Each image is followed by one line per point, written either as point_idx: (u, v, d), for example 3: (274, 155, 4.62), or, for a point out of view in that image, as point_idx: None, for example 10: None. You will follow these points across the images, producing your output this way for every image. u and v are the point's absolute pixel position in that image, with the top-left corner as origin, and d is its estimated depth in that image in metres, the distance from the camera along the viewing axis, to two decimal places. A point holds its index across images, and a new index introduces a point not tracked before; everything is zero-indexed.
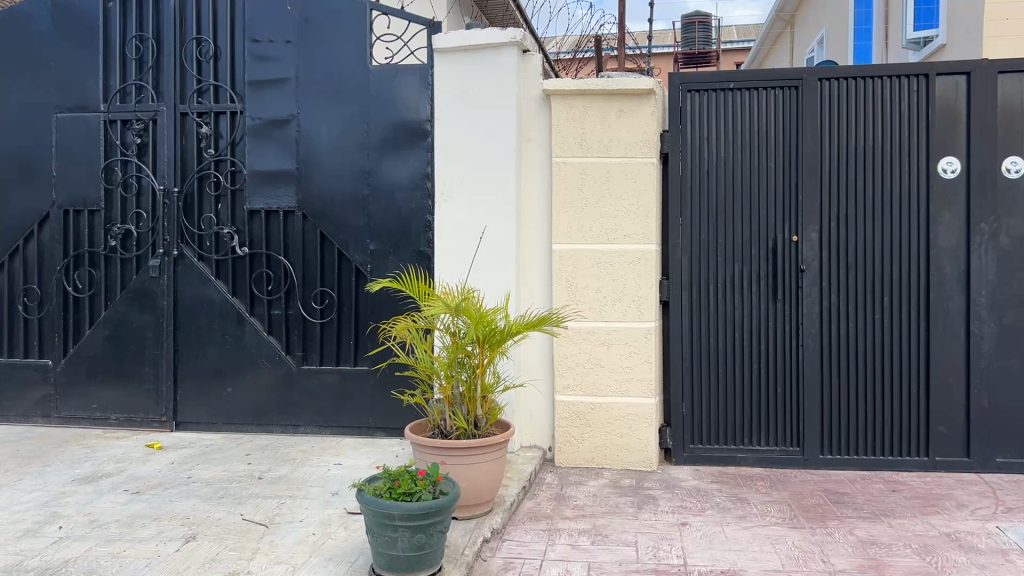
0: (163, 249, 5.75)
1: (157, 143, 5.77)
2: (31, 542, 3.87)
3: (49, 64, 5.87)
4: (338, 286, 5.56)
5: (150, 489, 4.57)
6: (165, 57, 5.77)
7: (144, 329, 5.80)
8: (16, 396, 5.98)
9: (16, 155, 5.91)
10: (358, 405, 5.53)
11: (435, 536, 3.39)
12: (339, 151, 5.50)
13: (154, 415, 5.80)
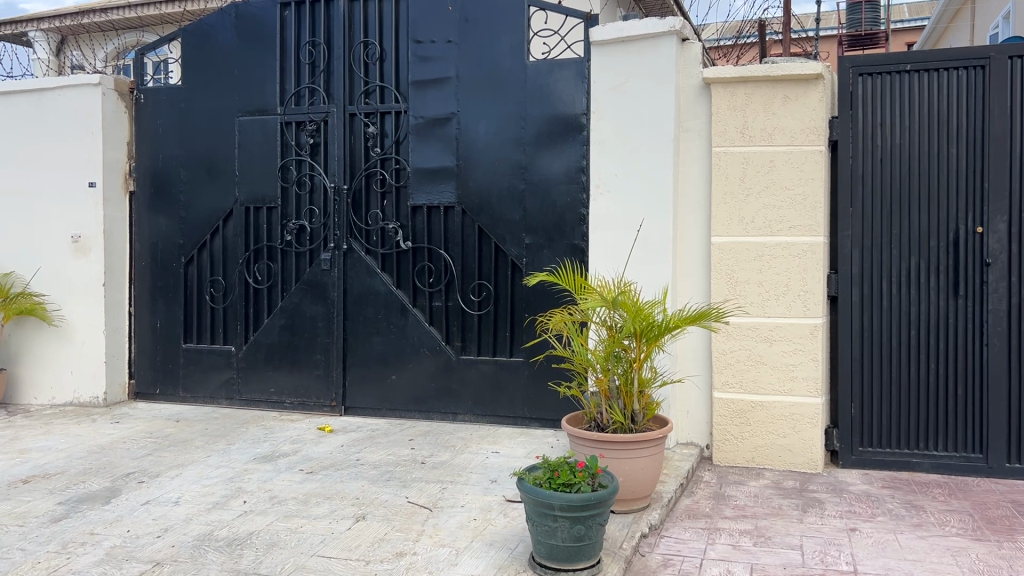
0: (334, 244, 6.08)
1: (328, 143, 6.08)
2: (220, 514, 4.20)
3: (232, 71, 6.33)
4: (495, 279, 5.67)
5: (322, 469, 4.85)
6: (335, 61, 6.07)
7: (316, 319, 6.15)
8: (203, 379, 6.49)
9: (205, 157, 6.41)
10: (515, 396, 5.62)
11: (595, 528, 3.39)
12: (497, 146, 5.60)
13: (325, 400, 6.14)
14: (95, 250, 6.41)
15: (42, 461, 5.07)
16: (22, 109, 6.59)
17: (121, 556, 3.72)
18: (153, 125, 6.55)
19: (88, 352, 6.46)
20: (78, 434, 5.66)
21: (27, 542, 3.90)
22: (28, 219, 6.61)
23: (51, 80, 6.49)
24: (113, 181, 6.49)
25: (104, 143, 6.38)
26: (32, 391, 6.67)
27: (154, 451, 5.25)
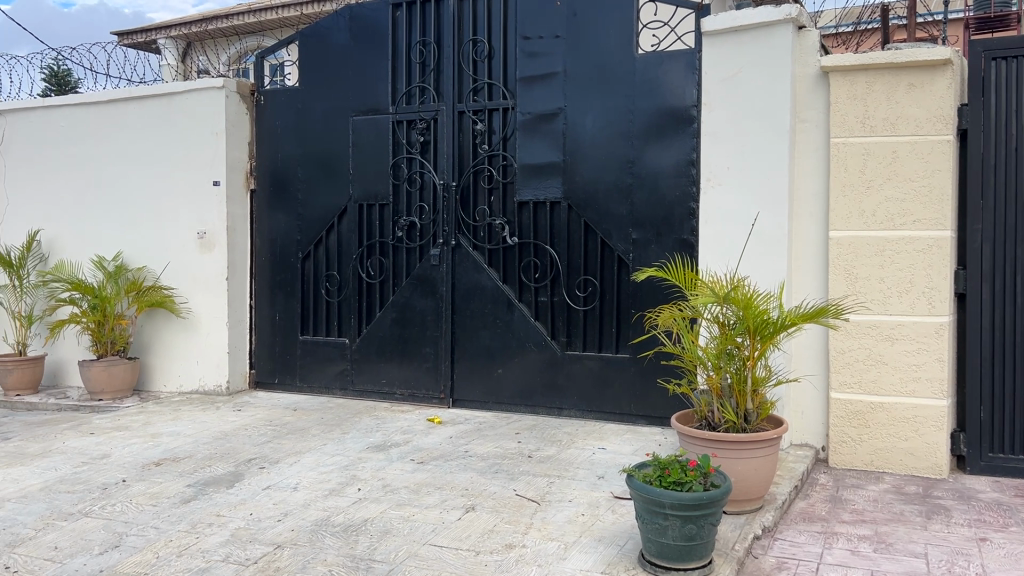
0: (443, 240, 6.18)
1: (438, 141, 6.19)
2: (337, 500, 4.35)
3: (346, 72, 6.52)
4: (601, 275, 5.63)
5: (432, 460, 4.95)
6: (445, 60, 6.17)
7: (425, 313, 6.27)
8: (318, 369, 6.73)
9: (321, 156, 6.63)
10: (622, 393, 5.58)
11: (707, 528, 3.33)
12: (605, 141, 5.57)
13: (434, 392, 6.26)
14: (219, 245, 6.73)
15: (172, 445, 5.37)
16: (153, 113, 6.97)
17: (245, 538, 3.91)
18: (273, 126, 6.84)
19: (212, 343, 6.79)
20: (204, 420, 5.96)
21: (160, 521, 4.14)
22: (159, 216, 6.99)
23: (180, 84, 6.84)
24: (235, 180, 6.80)
25: (227, 143, 6.69)
26: (162, 379, 7.06)
27: (273, 438, 5.48)
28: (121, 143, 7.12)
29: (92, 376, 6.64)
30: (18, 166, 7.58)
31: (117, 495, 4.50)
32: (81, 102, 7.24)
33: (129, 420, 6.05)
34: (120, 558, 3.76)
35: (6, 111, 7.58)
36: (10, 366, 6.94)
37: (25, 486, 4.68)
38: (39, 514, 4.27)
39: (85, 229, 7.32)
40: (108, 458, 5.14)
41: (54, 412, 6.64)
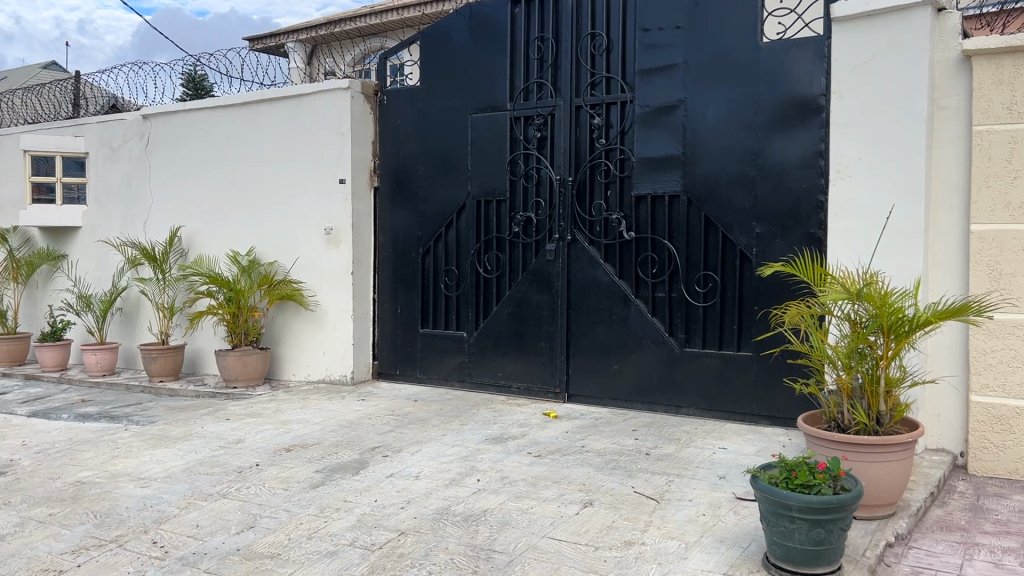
0: (559, 235, 6.20)
1: (555, 136, 6.20)
2: (457, 490, 4.43)
3: (466, 70, 6.63)
4: (722, 270, 5.50)
5: (550, 454, 4.97)
6: (562, 55, 6.17)
7: (541, 308, 6.31)
8: (437, 362, 6.88)
9: (441, 153, 6.78)
10: (743, 391, 5.45)
11: (836, 533, 3.21)
12: (726, 133, 5.44)
13: (550, 387, 6.29)
14: (344, 241, 6.97)
15: (301, 432, 5.61)
16: (284, 114, 7.27)
17: (370, 524, 4.04)
18: (396, 125, 7.05)
19: (337, 334, 7.04)
20: (330, 409, 6.20)
21: (291, 504, 4.34)
22: (288, 213, 7.30)
23: (308, 87, 7.11)
24: (359, 178, 7.02)
25: (352, 143, 6.92)
26: (290, 368, 7.38)
27: (395, 428, 5.63)
28: (254, 144, 7.47)
29: (228, 365, 7.02)
30: (161, 167, 8.07)
31: (252, 478, 4.74)
32: (218, 105, 7.64)
33: (261, 407, 6.36)
34: (255, 538, 3.96)
35: (151, 116, 8.08)
36: (155, 354, 7.42)
37: (169, 467, 4.99)
38: (183, 493, 4.56)
39: (222, 225, 7.74)
40: (243, 442, 5.42)
41: (194, 397, 7.06)
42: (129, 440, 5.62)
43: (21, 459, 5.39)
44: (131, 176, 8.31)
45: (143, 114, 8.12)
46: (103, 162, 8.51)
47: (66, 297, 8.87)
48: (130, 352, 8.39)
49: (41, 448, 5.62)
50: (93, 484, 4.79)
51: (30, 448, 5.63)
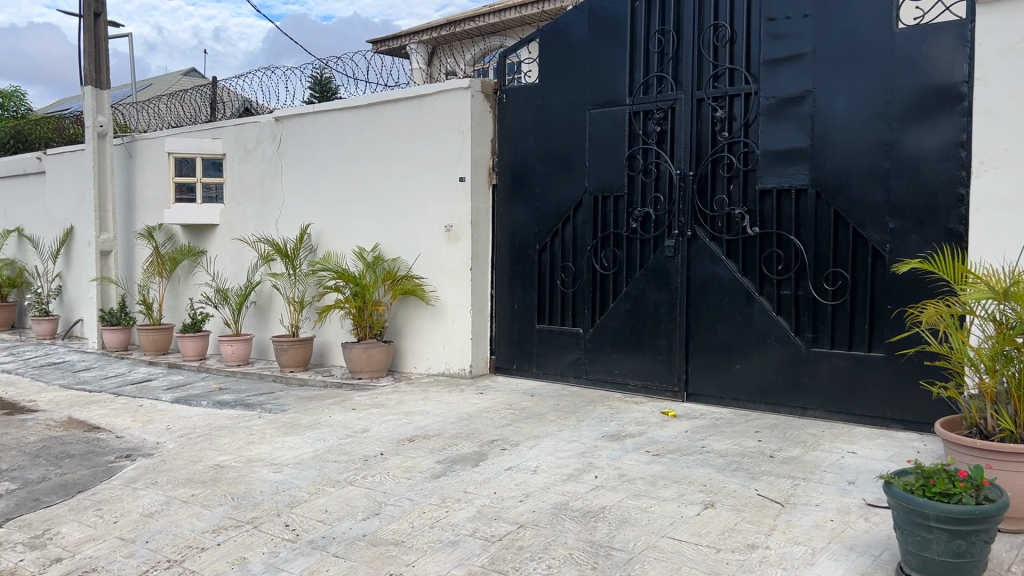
0: (678, 230, 6.10)
1: (675, 130, 6.11)
2: (575, 486, 4.44)
3: (585, 66, 6.62)
4: (852, 267, 5.27)
5: (669, 453, 4.91)
6: (683, 47, 6.06)
7: (660, 305, 6.23)
8: (554, 357, 6.91)
9: (559, 150, 6.80)
10: (874, 393, 5.22)
11: (979, 546, 3.02)
12: (857, 124, 5.22)
13: (668, 385, 6.20)
14: (464, 238, 7.10)
15: (422, 423, 5.75)
16: (406, 114, 7.46)
17: (490, 515, 4.11)
18: (514, 121, 7.12)
19: (457, 329, 7.18)
20: (450, 402, 6.33)
21: (413, 493, 4.46)
22: (410, 211, 7.50)
23: (430, 87, 7.27)
24: (479, 176, 7.13)
25: (472, 141, 7.03)
26: (411, 361, 7.58)
27: (513, 422, 5.70)
28: (378, 143, 7.70)
29: (353, 357, 7.28)
30: (292, 167, 8.44)
31: (377, 466, 4.90)
32: (345, 106, 7.92)
33: (385, 398, 6.56)
34: (380, 525, 4.10)
35: (283, 118, 8.46)
36: (286, 345, 7.78)
37: (299, 453, 5.23)
38: (312, 479, 4.76)
39: (348, 222, 8.02)
40: (368, 432, 5.61)
41: (322, 388, 7.36)
42: (263, 427, 5.92)
43: (167, 442, 5.77)
44: (264, 176, 8.73)
45: (275, 116, 8.51)
46: (239, 163, 8.97)
47: (205, 290, 9.42)
48: (263, 343, 8.83)
49: (184, 432, 5.99)
50: (230, 468, 5.07)
51: (174, 431, 6.02)
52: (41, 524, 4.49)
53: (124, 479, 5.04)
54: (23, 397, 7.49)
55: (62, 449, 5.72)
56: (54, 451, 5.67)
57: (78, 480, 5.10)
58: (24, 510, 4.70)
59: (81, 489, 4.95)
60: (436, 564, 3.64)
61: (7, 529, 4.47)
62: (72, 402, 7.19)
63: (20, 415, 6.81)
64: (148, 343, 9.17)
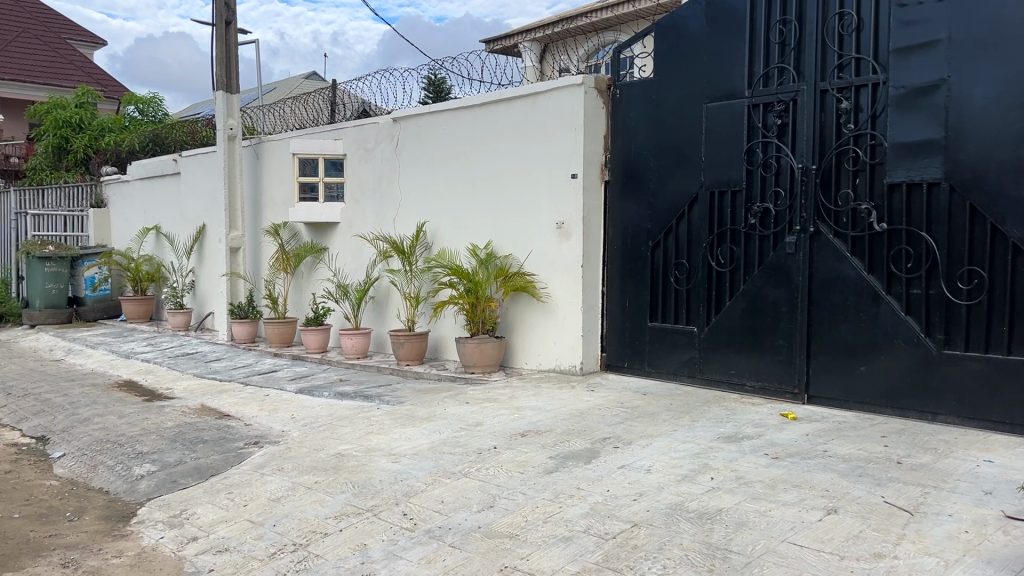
0: (800, 227, 5.91)
1: (797, 123, 5.92)
2: (691, 487, 4.38)
3: (702, 60, 6.51)
4: (990, 266, 4.98)
5: (789, 456, 4.77)
6: (807, 37, 5.87)
7: (779, 304, 6.05)
8: (667, 356, 6.82)
9: (675, 145, 6.71)
10: (1013, 399, 4.91)
11: None
12: (998, 113, 4.92)
13: (787, 386, 6.02)
14: (576, 235, 7.10)
15: (534, 419, 5.79)
16: (520, 112, 7.52)
17: (604, 513, 4.10)
18: (629, 117, 7.06)
19: (569, 326, 7.18)
20: (563, 398, 6.35)
21: (527, 487, 4.50)
22: (523, 208, 7.55)
23: (543, 85, 7.29)
24: (592, 172, 7.12)
25: (585, 137, 7.02)
26: (523, 357, 7.63)
27: (626, 420, 5.66)
28: (492, 141, 7.79)
29: (466, 352, 7.41)
30: (409, 166, 8.64)
31: (490, 460, 4.97)
32: (460, 106, 8.06)
33: (497, 393, 6.64)
34: (495, 517, 4.15)
35: (400, 118, 8.68)
36: (402, 339, 7.99)
37: (416, 445, 5.36)
38: (428, 470, 4.87)
39: (462, 220, 8.16)
40: (482, 426, 5.69)
41: (436, 381, 7.52)
42: (381, 418, 6.10)
43: (291, 431, 6.03)
44: (382, 175, 8.98)
45: (393, 117, 8.74)
46: (359, 163, 9.27)
47: (326, 286, 9.78)
48: (380, 337, 9.09)
49: (307, 422, 6.25)
50: (351, 457, 5.26)
51: (298, 421, 6.28)
52: (179, 504, 4.78)
53: (253, 464, 5.30)
54: (162, 384, 8.00)
55: (196, 434, 6.07)
56: (190, 436, 6.02)
57: (211, 464, 5.40)
58: (164, 490, 5.03)
59: (214, 473, 5.24)
60: (551, 558, 3.66)
61: (149, 508, 4.79)
62: (205, 390, 7.62)
63: (159, 401, 7.27)
64: (273, 336, 9.60)
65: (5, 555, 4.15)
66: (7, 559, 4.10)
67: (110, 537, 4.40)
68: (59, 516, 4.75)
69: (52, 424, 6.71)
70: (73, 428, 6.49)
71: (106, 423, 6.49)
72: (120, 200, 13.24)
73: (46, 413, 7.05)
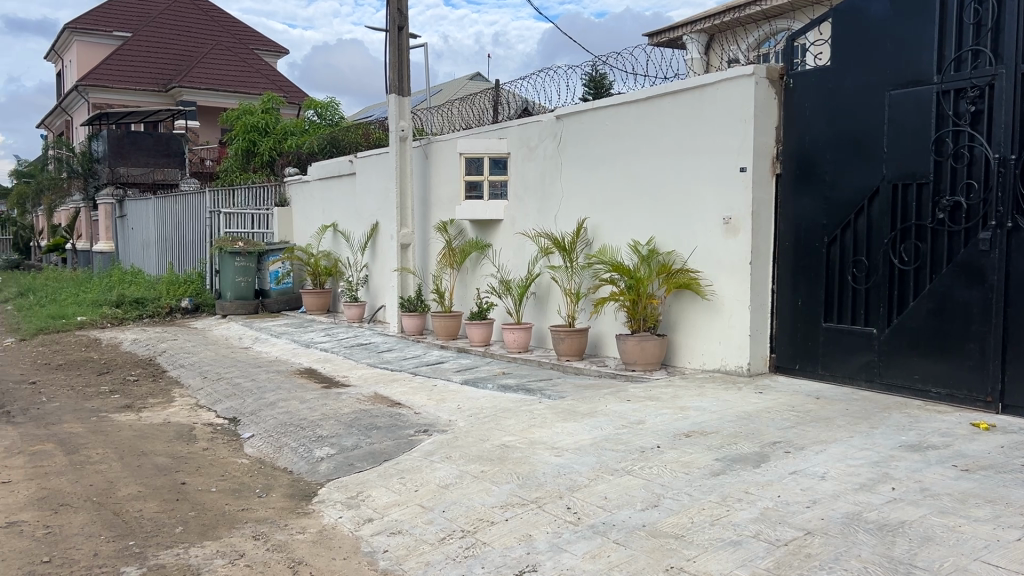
0: (995, 222, 5.46)
1: (994, 109, 5.48)
2: (869, 496, 4.15)
3: (884, 44, 6.15)
4: None
5: (981, 469, 4.42)
6: (1007, 16, 5.41)
7: (971, 305, 5.62)
8: (843, 359, 6.50)
9: (854, 136, 6.38)
10: None
11: None
12: None
13: (979, 394, 5.58)
14: (744, 231, 6.89)
15: (700, 419, 5.67)
16: (686, 106, 7.38)
17: (774, 518, 3.96)
18: (803, 108, 6.78)
19: (736, 325, 6.98)
20: (728, 399, 6.19)
21: (693, 488, 4.42)
22: (687, 204, 7.41)
23: (711, 76, 7.13)
24: (762, 166, 6.88)
25: (755, 129, 6.80)
26: (686, 356, 7.49)
27: (797, 424, 5.45)
28: (656, 136, 7.70)
29: (627, 349, 7.37)
30: (572, 162, 8.69)
31: (655, 459, 4.91)
32: (625, 101, 8.02)
33: (660, 392, 6.56)
34: (660, 517, 4.11)
35: (564, 116, 8.74)
36: (563, 335, 8.06)
37: (579, 440, 5.39)
38: (592, 465, 4.89)
39: (625, 216, 8.10)
40: (645, 424, 5.64)
41: (597, 377, 7.53)
42: (543, 412, 6.18)
43: (458, 421, 6.23)
44: (545, 172, 9.08)
45: (557, 115, 8.81)
46: (522, 161, 9.42)
47: (490, 281, 10.01)
48: (542, 333, 9.20)
49: (472, 413, 6.43)
50: (515, 448, 5.36)
51: (464, 411, 6.47)
52: (355, 486, 5.05)
53: (422, 451, 5.51)
54: (338, 372, 8.48)
55: (370, 421, 6.38)
56: (363, 422, 6.34)
57: (384, 449, 5.66)
58: (341, 473, 5.33)
59: (386, 458, 5.50)
60: (718, 561, 3.59)
61: (328, 488, 5.09)
62: (377, 379, 8.01)
63: (336, 388, 7.70)
64: (439, 329, 9.94)
65: (205, 524, 4.54)
66: (207, 528, 4.49)
67: (295, 514, 4.72)
68: (250, 491, 5.14)
69: (243, 407, 7.26)
70: (261, 411, 7.00)
71: (289, 407, 6.94)
72: (301, 200, 14.13)
73: (237, 396, 7.64)
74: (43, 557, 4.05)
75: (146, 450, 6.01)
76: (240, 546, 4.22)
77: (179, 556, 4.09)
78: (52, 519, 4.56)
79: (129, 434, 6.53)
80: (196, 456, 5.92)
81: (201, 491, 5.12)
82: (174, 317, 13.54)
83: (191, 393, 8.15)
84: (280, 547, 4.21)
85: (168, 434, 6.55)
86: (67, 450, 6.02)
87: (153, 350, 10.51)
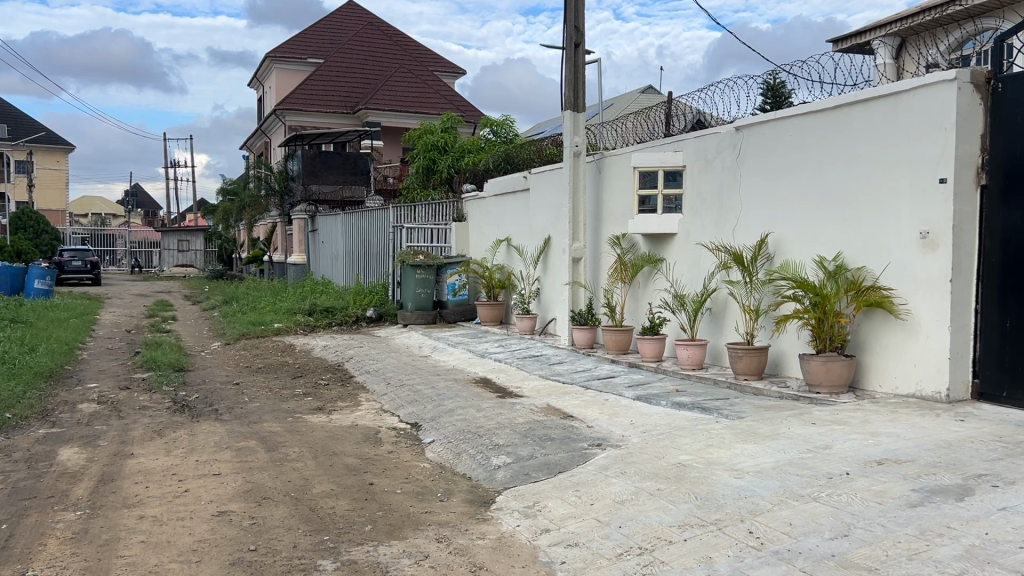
0: None
1: None
2: None
3: None
4: None
5: None
6: None
7: None
8: None
9: None
10: None
11: None
12: None
13: None
14: (945, 245, 6.45)
15: (893, 446, 5.35)
16: (879, 114, 7.02)
17: (981, 558, 3.67)
18: (1015, 115, 6.33)
19: (932, 346, 6.53)
20: (925, 427, 5.77)
21: (888, 520, 4.16)
22: (880, 216, 7.02)
23: (907, 82, 6.75)
24: (965, 176, 6.43)
25: (957, 137, 6.37)
26: (875, 379, 7.06)
27: (1006, 456, 5.02)
28: (847, 146, 7.35)
29: (812, 369, 7.08)
30: (752, 175, 8.46)
31: (843, 486, 4.67)
32: (811, 110, 7.73)
33: (848, 416, 6.24)
34: (850, 547, 3.90)
35: (745, 126, 8.53)
36: (740, 353, 7.85)
37: (760, 463, 5.22)
38: (774, 490, 4.71)
39: (810, 230, 7.78)
40: (832, 449, 5.38)
41: (777, 398, 7.25)
42: (721, 432, 6.03)
43: (632, 436, 6.20)
44: (722, 186, 8.89)
45: (737, 126, 8.61)
46: (699, 174, 9.25)
47: (663, 296, 9.88)
48: (717, 349, 8.97)
49: (646, 429, 6.38)
50: (693, 468, 5.26)
51: (638, 427, 6.44)
52: (532, 496, 5.14)
53: (597, 465, 5.53)
54: (512, 383, 8.68)
55: (544, 432, 6.47)
56: (538, 433, 6.44)
57: (559, 461, 5.73)
58: (518, 482, 5.45)
59: (562, 470, 5.56)
60: None
61: (506, 497, 5.22)
62: (550, 391, 8.11)
63: (511, 398, 7.87)
64: (611, 343, 9.94)
65: (392, 524, 4.77)
66: (394, 528, 4.71)
67: (475, 520, 4.86)
68: (433, 495, 5.35)
69: (423, 413, 7.57)
70: (440, 417, 7.28)
71: (467, 416, 7.17)
72: (478, 215, 14.56)
73: (418, 403, 7.97)
74: (250, 545, 4.40)
75: (337, 450, 6.40)
76: (425, 547, 4.40)
77: (369, 553, 4.32)
78: (257, 511, 4.95)
79: (322, 434, 6.98)
80: (382, 459, 6.24)
81: (387, 492, 5.39)
82: (360, 325, 14.36)
83: (376, 398, 8.59)
84: (461, 551, 4.35)
85: (356, 437, 6.94)
86: (268, 447, 6.51)
87: (342, 356, 11.18)
